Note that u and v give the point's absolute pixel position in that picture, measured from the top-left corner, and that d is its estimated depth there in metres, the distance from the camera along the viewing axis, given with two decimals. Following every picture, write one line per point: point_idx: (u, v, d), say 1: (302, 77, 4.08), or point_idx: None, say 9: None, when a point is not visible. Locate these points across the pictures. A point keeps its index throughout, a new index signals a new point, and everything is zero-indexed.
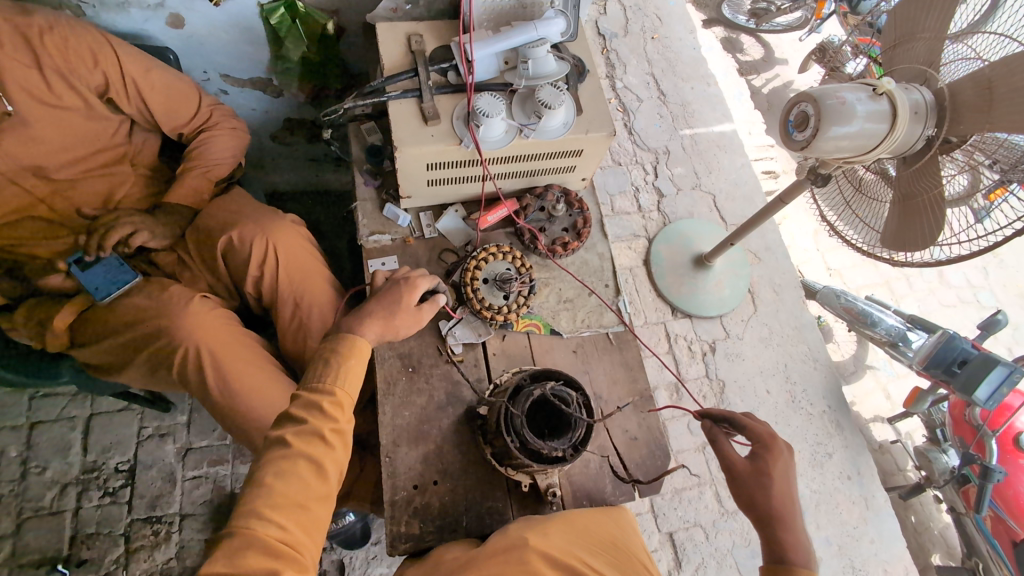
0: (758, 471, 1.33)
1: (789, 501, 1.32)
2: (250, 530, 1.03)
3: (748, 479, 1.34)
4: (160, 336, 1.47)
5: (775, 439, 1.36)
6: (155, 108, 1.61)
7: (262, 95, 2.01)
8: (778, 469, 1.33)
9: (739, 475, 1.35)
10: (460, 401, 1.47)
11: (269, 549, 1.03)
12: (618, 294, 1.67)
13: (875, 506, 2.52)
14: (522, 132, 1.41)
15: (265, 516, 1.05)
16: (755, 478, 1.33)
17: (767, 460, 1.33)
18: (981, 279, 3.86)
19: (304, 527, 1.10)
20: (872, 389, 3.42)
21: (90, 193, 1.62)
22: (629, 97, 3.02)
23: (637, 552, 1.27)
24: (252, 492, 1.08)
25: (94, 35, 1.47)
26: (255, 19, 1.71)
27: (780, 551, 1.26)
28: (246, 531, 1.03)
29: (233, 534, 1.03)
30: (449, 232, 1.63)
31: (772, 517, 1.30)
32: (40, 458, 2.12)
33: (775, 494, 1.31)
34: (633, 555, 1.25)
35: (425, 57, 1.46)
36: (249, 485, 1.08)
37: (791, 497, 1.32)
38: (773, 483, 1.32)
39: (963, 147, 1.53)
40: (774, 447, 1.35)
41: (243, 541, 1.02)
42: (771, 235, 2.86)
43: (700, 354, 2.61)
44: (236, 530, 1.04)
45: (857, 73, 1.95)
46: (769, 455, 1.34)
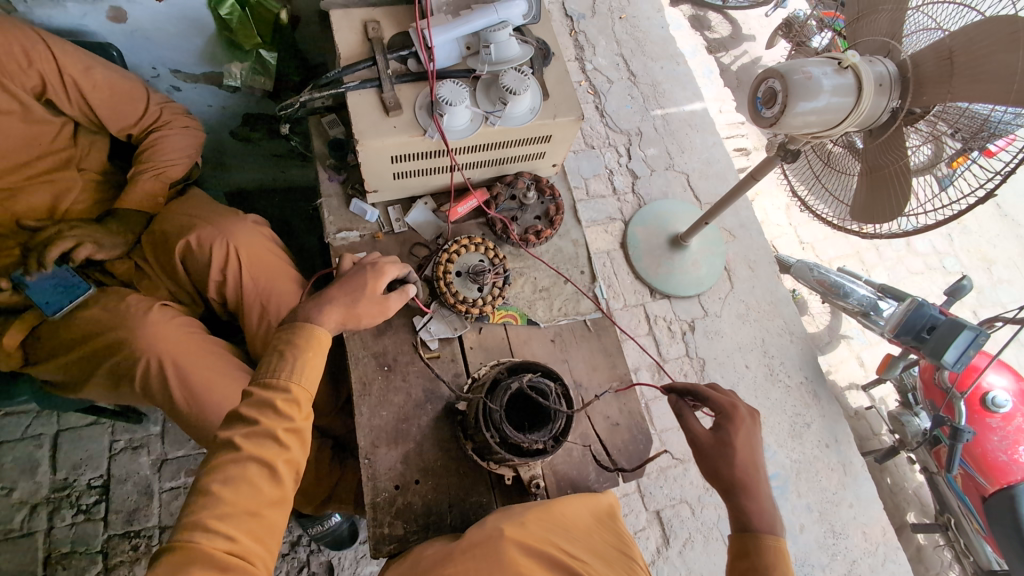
0: (719, 441, 1.33)
1: (753, 468, 1.32)
2: (195, 544, 0.99)
3: (712, 451, 1.34)
4: (119, 349, 1.40)
5: (736, 410, 1.35)
6: (99, 108, 1.52)
7: (215, 90, 1.92)
8: (741, 438, 1.33)
9: (704, 447, 1.36)
10: (436, 397, 1.44)
11: (215, 561, 0.99)
12: (594, 280, 1.65)
13: (853, 472, 2.59)
14: (488, 119, 1.37)
15: (211, 528, 1.01)
16: (718, 449, 1.34)
17: (728, 430, 1.33)
18: (947, 245, 3.96)
19: (256, 535, 1.06)
20: (847, 357, 3.50)
21: (34, 201, 1.52)
22: (599, 79, 2.99)
23: (612, 536, 1.29)
24: (196, 502, 1.03)
25: (25, 32, 1.38)
26: (202, 11, 1.62)
27: (746, 518, 1.28)
28: (189, 543, 0.99)
29: (175, 548, 0.99)
30: (419, 226, 1.59)
31: (736, 486, 1.31)
32: (6, 479, 2.04)
33: (738, 463, 1.32)
34: (608, 541, 1.27)
35: (382, 44, 1.40)
36: (195, 494, 1.04)
37: (754, 463, 1.33)
38: (735, 452, 1.32)
39: (927, 117, 1.53)
40: (733, 416, 1.34)
41: (187, 555, 0.98)
42: (744, 212, 2.89)
43: (679, 333, 2.62)
44: (181, 543, 1.00)
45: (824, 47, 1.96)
46: (731, 426, 1.34)
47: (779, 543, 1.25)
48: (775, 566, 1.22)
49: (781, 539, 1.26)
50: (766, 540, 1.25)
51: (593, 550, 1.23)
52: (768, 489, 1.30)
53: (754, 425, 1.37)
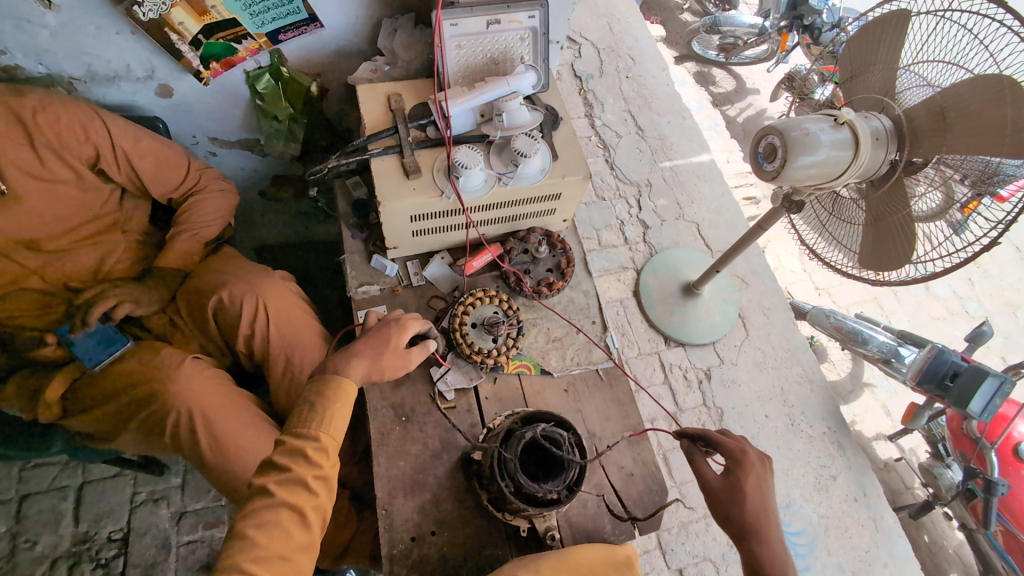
0: (731, 486, 1.32)
1: (766, 513, 1.31)
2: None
3: (723, 496, 1.33)
4: (151, 400, 1.47)
5: (745, 454, 1.35)
6: (145, 175, 1.66)
7: (249, 155, 2.07)
8: (751, 482, 1.32)
9: (715, 492, 1.35)
10: (454, 446, 1.47)
11: None
12: (606, 330, 1.70)
13: (885, 528, 2.49)
14: (501, 180, 1.47)
15: (246, 571, 1.05)
16: (729, 494, 1.32)
17: (739, 475, 1.32)
18: (967, 289, 3.92)
19: None
20: (872, 406, 3.41)
21: (81, 262, 1.64)
22: (608, 134, 3.13)
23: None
24: (232, 546, 1.08)
25: (85, 111, 1.53)
26: (242, 86, 1.79)
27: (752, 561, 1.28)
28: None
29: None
30: (437, 279, 1.66)
31: (748, 531, 1.30)
32: (29, 532, 2.07)
33: (750, 509, 1.30)
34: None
35: (404, 115, 1.52)
36: (230, 540, 1.08)
37: (766, 509, 1.32)
38: (747, 497, 1.31)
39: (930, 165, 1.58)
40: (744, 461, 1.34)
41: None
42: (755, 259, 2.93)
43: (695, 382, 2.61)
44: None
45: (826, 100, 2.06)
46: (741, 471, 1.33)
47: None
48: None
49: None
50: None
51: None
52: (781, 533, 1.29)
53: (765, 470, 1.37)
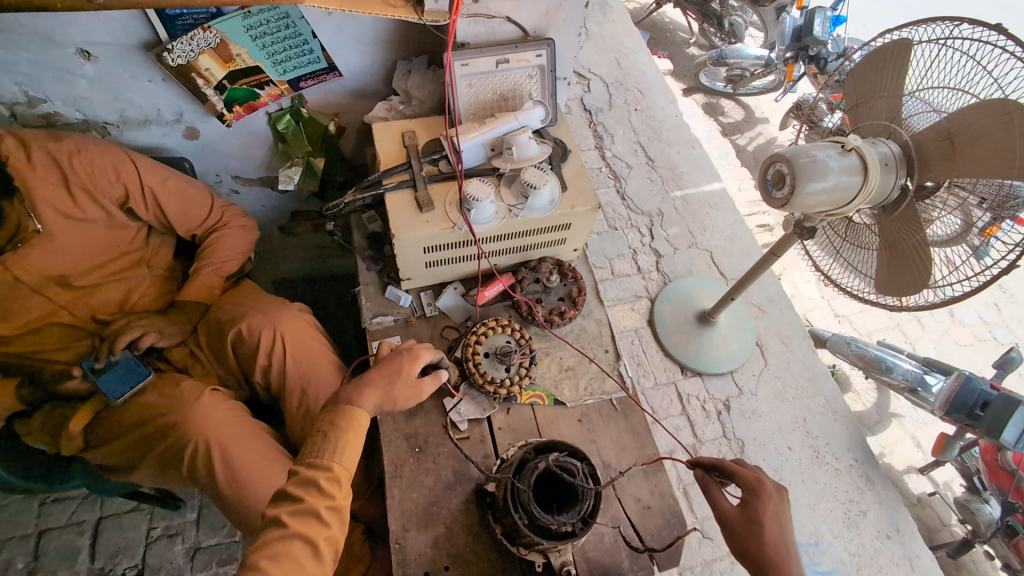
0: (748, 518, 1.29)
1: (785, 546, 1.27)
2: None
3: (741, 529, 1.29)
4: (169, 432, 1.49)
5: (762, 484, 1.33)
6: (170, 214, 1.73)
7: (269, 192, 2.15)
8: (768, 514, 1.29)
9: (732, 525, 1.31)
10: (466, 478, 1.45)
11: None
12: (619, 359, 1.68)
13: (922, 567, 2.37)
14: (511, 212, 1.50)
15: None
16: (747, 527, 1.28)
17: (756, 506, 1.29)
18: (994, 315, 3.82)
19: None
20: (901, 438, 3.29)
21: (108, 296, 1.70)
22: (619, 165, 3.18)
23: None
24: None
25: (117, 153, 1.61)
26: (264, 127, 1.88)
27: None
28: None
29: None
30: (449, 309, 1.68)
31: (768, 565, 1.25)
32: (46, 568, 2.08)
33: (769, 542, 1.26)
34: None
35: (417, 150, 1.57)
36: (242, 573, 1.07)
37: (786, 542, 1.27)
38: (765, 529, 1.27)
39: (943, 190, 1.57)
40: (762, 492, 1.31)
41: None
42: (771, 286, 2.90)
43: (715, 414, 2.55)
44: None
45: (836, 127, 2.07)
46: (759, 501, 1.30)
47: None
48: None
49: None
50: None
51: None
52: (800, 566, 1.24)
53: (783, 502, 1.33)
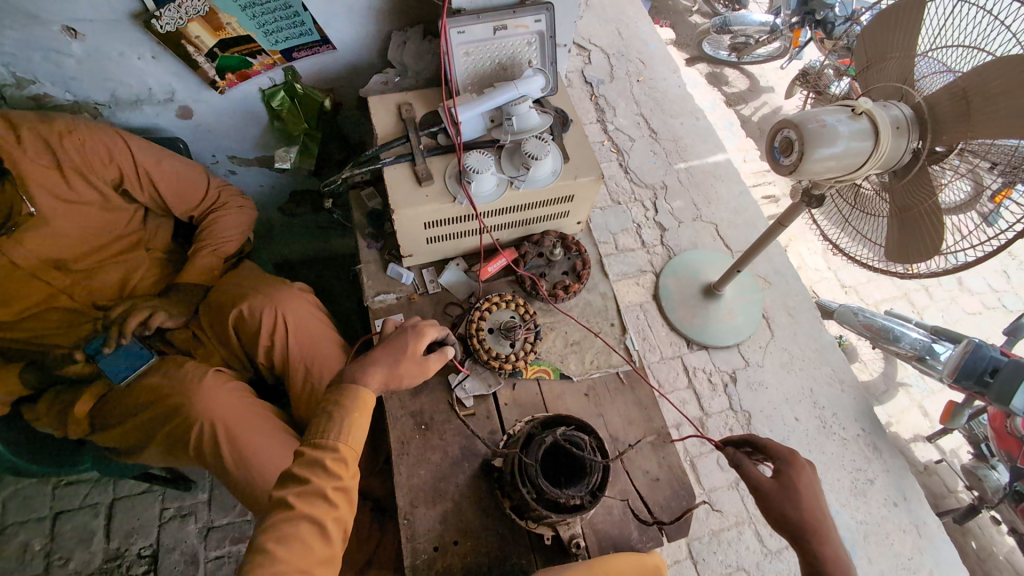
0: (784, 485, 1.28)
1: (817, 514, 1.26)
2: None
3: (776, 496, 1.29)
4: (175, 414, 1.49)
5: (794, 454, 1.32)
6: (166, 195, 1.70)
7: (266, 172, 2.12)
8: (803, 482, 1.29)
9: (766, 494, 1.30)
10: (474, 453, 1.45)
11: None
12: (624, 332, 1.67)
13: (929, 533, 2.38)
14: (513, 184, 1.46)
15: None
16: (783, 494, 1.28)
17: (791, 473, 1.28)
18: (1003, 283, 3.77)
19: None
20: (908, 407, 3.28)
21: (108, 280, 1.69)
22: (621, 138, 3.11)
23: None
24: (254, 560, 1.08)
25: (108, 134, 1.57)
26: (258, 104, 1.84)
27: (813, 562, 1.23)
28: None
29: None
30: (452, 286, 1.66)
31: (802, 530, 1.26)
32: (62, 550, 2.11)
33: (806, 509, 1.27)
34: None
35: (414, 123, 1.53)
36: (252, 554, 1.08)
37: (818, 511, 1.27)
38: (801, 496, 1.27)
39: (956, 154, 1.52)
40: (795, 463, 1.30)
41: None
42: (777, 258, 2.87)
43: (721, 386, 2.54)
44: None
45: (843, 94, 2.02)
46: (793, 470, 1.29)
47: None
48: None
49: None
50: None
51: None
52: (835, 529, 1.25)
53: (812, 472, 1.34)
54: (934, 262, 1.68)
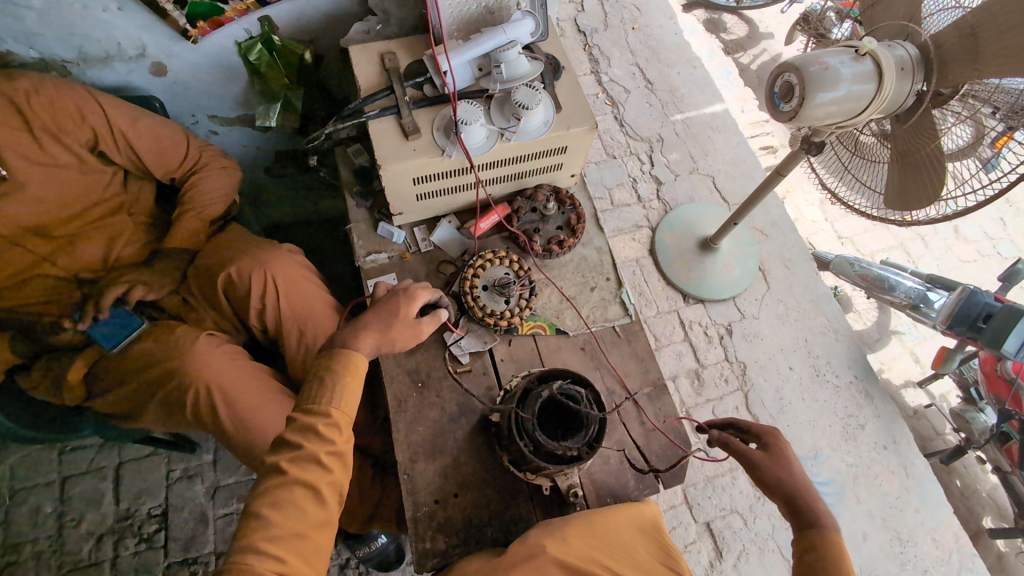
0: (772, 455, 1.29)
1: (806, 480, 1.26)
2: (246, 566, 1.02)
3: (766, 465, 1.28)
4: (169, 379, 1.49)
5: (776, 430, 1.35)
6: (145, 156, 1.64)
7: (249, 131, 2.04)
8: (790, 451, 1.30)
9: (757, 465, 1.29)
10: (471, 409, 1.46)
11: None
12: (621, 287, 1.65)
13: (916, 474, 2.44)
14: (503, 135, 1.41)
15: (262, 550, 1.04)
16: (773, 464, 1.28)
17: (776, 442, 1.30)
18: (999, 230, 3.75)
19: (302, 558, 1.08)
20: (900, 354, 3.33)
21: (91, 247, 1.65)
22: (616, 90, 3.01)
23: (657, 552, 1.27)
24: (247, 526, 1.06)
25: (79, 92, 1.51)
26: (235, 57, 1.75)
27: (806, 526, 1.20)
28: (242, 566, 1.02)
29: (228, 570, 1.02)
30: (444, 243, 1.63)
31: (793, 500, 1.24)
32: (74, 511, 2.16)
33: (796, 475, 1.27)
34: (653, 557, 1.26)
35: (399, 73, 1.46)
36: (245, 517, 1.07)
37: (805, 477, 1.27)
38: (789, 465, 1.27)
39: (958, 97, 1.47)
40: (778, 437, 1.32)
41: None
42: (774, 210, 2.84)
43: (717, 338, 2.56)
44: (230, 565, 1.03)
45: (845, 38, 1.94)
46: (777, 441, 1.32)
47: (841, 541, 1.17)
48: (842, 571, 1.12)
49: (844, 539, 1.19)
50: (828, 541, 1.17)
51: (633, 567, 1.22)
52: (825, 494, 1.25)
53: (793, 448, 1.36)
54: (930, 210, 1.67)
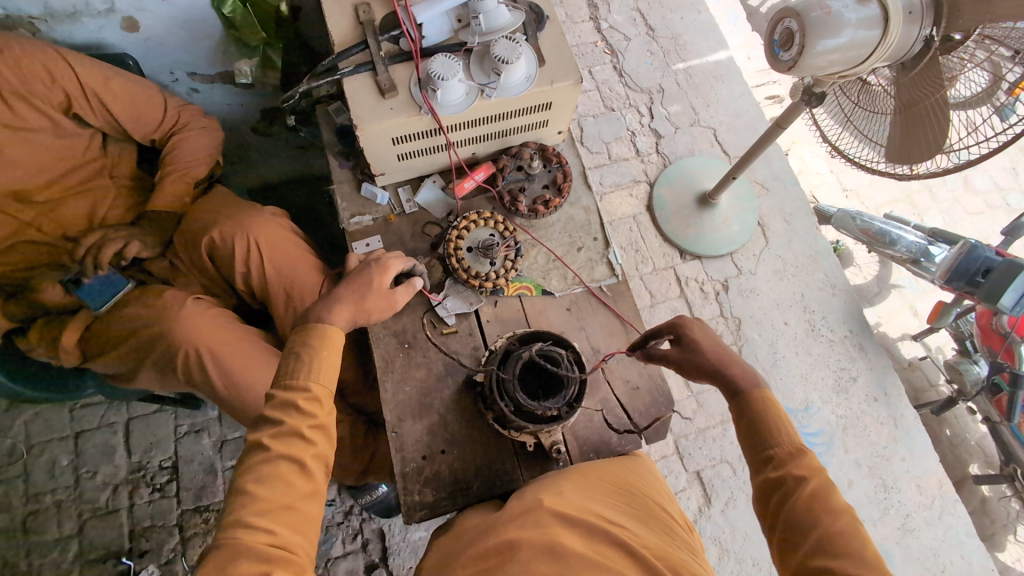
0: (683, 348, 1.31)
1: (721, 350, 1.30)
2: (237, 539, 1.04)
3: (680, 360, 1.31)
4: (159, 341, 1.52)
5: (681, 317, 1.35)
6: (121, 117, 1.61)
7: (230, 88, 1.97)
8: (699, 335, 1.32)
9: (676, 363, 1.32)
10: (457, 370, 1.49)
11: (259, 554, 1.04)
12: (608, 247, 1.63)
13: (905, 425, 2.47)
14: (484, 92, 1.36)
15: (252, 524, 1.06)
16: (686, 356, 1.31)
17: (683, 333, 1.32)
18: (1010, 180, 3.65)
19: (294, 527, 1.11)
20: (899, 307, 3.32)
21: (74, 211, 1.65)
22: (616, 37, 2.88)
23: (654, 493, 1.31)
24: (235, 502, 1.08)
25: (46, 51, 1.47)
26: (208, 12, 1.66)
27: (734, 394, 1.24)
28: (232, 540, 1.04)
29: (220, 545, 1.05)
30: (429, 205, 1.61)
31: (715, 382, 1.27)
32: (89, 463, 2.26)
33: (710, 352, 1.29)
34: (651, 498, 1.28)
35: (373, 26, 1.40)
36: (233, 494, 1.09)
37: (721, 347, 1.30)
38: (702, 347, 1.30)
39: (972, 41, 1.36)
40: (680, 322, 1.34)
41: (232, 550, 1.03)
42: (776, 163, 2.77)
43: (713, 294, 2.55)
44: (224, 540, 1.06)
45: None
46: (683, 329, 1.33)
47: (767, 394, 1.22)
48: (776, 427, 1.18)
49: (767, 390, 1.23)
50: (755, 400, 1.21)
51: (635, 512, 1.23)
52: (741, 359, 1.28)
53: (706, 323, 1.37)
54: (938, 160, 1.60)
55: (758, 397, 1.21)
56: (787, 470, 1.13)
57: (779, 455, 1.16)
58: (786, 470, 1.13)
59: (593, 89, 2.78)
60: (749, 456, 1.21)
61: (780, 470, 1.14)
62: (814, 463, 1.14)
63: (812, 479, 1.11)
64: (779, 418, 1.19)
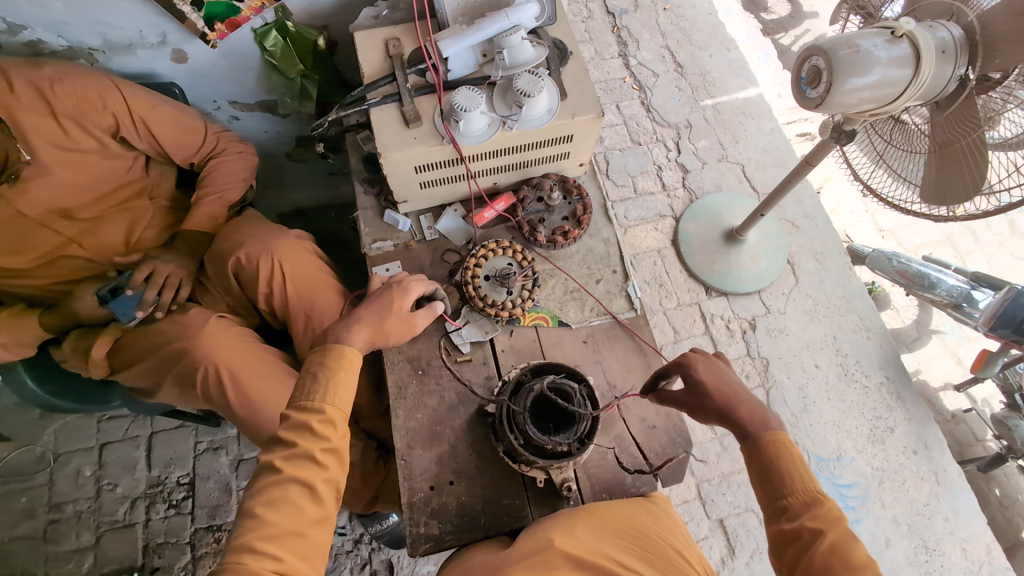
0: (689, 390, 1.27)
1: (729, 388, 1.24)
2: (243, 565, 1.03)
3: (688, 402, 1.28)
4: (182, 358, 1.56)
5: (687, 354, 1.30)
6: (165, 142, 1.71)
7: (269, 117, 2.06)
8: (706, 374, 1.26)
9: (683, 404, 1.29)
10: (469, 400, 1.47)
11: None
12: (627, 280, 1.61)
13: (947, 481, 2.31)
14: (505, 124, 1.39)
15: (258, 549, 1.05)
16: (694, 399, 1.27)
17: (689, 373, 1.27)
18: None
19: (301, 554, 1.09)
20: (941, 354, 3.15)
21: (115, 229, 1.75)
22: (644, 74, 2.92)
23: (670, 536, 1.24)
24: (244, 524, 1.08)
25: (101, 80, 1.57)
26: (252, 47, 1.75)
27: (748, 438, 1.18)
28: (238, 565, 1.03)
29: (225, 569, 1.04)
30: (449, 233, 1.63)
31: (726, 424, 1.23)
32: (111, 475, 2.29)
33: (716, 393, 1.24)
34: (668, 541, 1.22)
35: (402, 60, 1.46)
36: (242, 516, 1.09)
37: (729, 386, 1.25)
38: (709, 388, 1.24)
39: (1004, 83, 1.33)
40: (687, 360, 1.28)
41: None
42: (807, 201, 2.72)
43: (739, 333, 2.48)
44: (230, 565, 1.04)
45: (897, 15, 1.59)
46: (689, 367, 1.28)
47: (779, 436, 1.17)
48: (795, 475, 1.12)
49: (781, 433, 1.18)
50: (766, 444, 1.16)
51: (646, 556, 1.17)
52: (752, 400, 1.22)
53: (716, 359, 1.31)
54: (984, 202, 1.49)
55: (770, 442, 1.16)
56: (802, 522, 1.07)
57: (793, 506, 1.10)
58: (800, 522, 1.08)
59: (620, 123, 2.81)
60: (763, 504, 1.15)
61: (795, 522, 1.08)
62: (833, 513, 1.08)
63: (828, 532, 1.05)
64: (793, 464, 1.13)
